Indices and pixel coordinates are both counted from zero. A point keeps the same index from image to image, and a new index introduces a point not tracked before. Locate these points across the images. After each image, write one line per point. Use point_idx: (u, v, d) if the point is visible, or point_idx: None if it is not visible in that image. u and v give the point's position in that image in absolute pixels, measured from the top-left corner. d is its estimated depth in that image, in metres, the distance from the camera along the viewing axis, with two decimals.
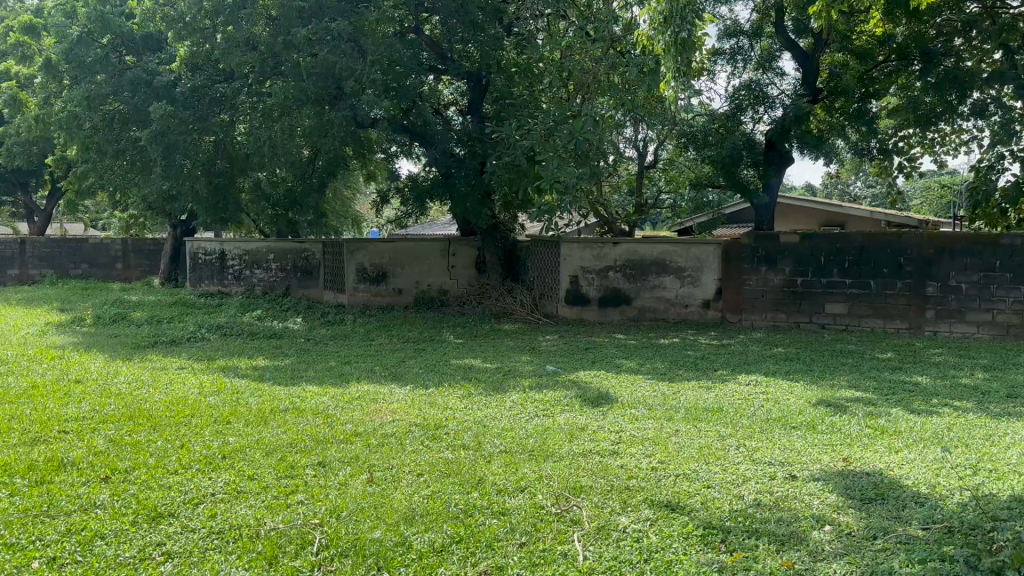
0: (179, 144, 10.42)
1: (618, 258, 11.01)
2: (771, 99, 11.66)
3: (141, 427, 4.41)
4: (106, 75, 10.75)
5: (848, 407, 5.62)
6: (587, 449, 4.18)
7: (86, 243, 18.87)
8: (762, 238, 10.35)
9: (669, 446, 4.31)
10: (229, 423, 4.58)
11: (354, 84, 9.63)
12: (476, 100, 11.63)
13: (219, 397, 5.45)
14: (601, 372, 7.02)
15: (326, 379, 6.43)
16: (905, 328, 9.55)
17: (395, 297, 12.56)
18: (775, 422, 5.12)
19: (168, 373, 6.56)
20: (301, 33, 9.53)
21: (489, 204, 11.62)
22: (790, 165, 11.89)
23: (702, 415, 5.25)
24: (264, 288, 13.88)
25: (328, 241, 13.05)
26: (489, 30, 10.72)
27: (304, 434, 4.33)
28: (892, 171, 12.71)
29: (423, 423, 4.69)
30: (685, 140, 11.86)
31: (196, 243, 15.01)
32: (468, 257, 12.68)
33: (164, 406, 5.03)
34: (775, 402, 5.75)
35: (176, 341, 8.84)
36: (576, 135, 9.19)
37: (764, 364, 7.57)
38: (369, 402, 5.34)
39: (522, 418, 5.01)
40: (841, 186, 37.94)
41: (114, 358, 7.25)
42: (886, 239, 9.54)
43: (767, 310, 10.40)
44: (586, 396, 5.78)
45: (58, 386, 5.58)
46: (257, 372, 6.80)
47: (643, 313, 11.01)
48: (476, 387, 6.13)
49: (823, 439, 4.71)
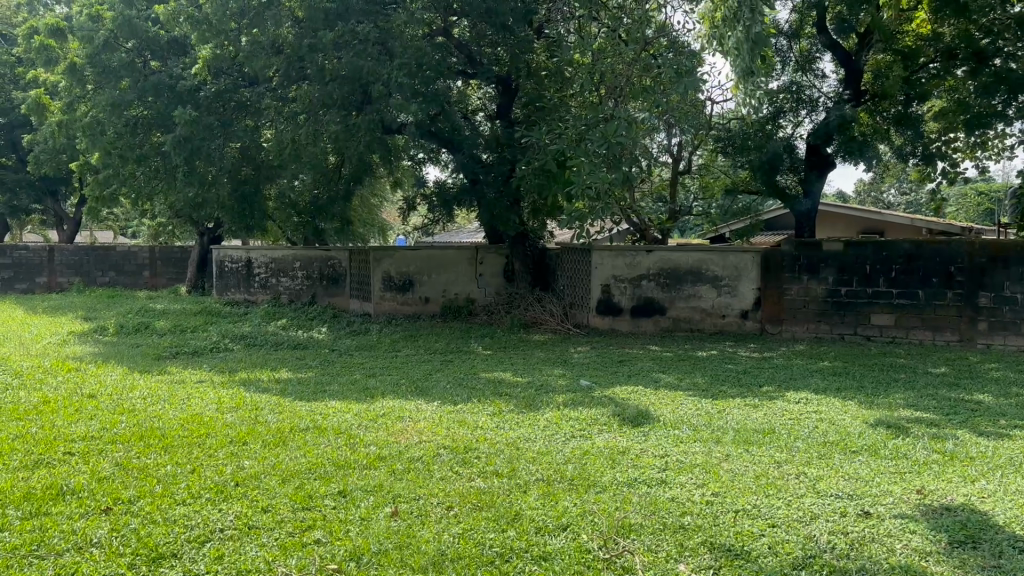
0: (202, 150, 10.19)
1: (652, 266, 10.62)
2: (813, 101, 11.30)
3: (152, 448, 4.14)
4: (130, 80, 10.57)
5: (910, 429, 5.19)
6: (631, 477, 3.79)
7: (114, 251, 18.86)
8: (804, 246, 9.91)
9: (721, 475, 3.93)
10: (245, 445, 4.28)
11: (381, 88, 9.34)
12: (505, 105, 11.29)
13: (238, 413, 5.16)
14: (639, 388, 6.62)
15: (349, 395, 6.10)
16: (957, 341, 9.03)
17: (421, 305, 12.24)
18: (832, 447, 4.71)
19: (187, 386, 6.30)
20: (327, 36, 9.28)
21: (518, 210, 11.27)
22: (833, 170, 11.39)
23: (753, 437, 4.86)
24: (290, 296, 13.66)
25: (354, 250, 12.80)
26: (520, 33, 10.41)
27: (324, 458, 4.00)
28: (934, 176, 12.16)
29: (452, 445, 4.33)
30: (720, 145, 11.43)
31: (222, 251, 14.86)
32: (496, 265, 12.37)
33: (178, 424, 4.74)
34: (830, 423, 5.33)
35: (198, 352, 8.62)
36: (609, 138, 8.78)
37: (812, 380, 7.14)
38: (394, 421, 4.99)
39: (558, 440, 4.64)
40: (874, 193, 37.16)
41: (131, 371, 7.02)
42: (936, 247, 9.04)
43: (809, 321, 9.95)
44: (625, 415, 5.41)
45: (70, 401, 5.33)
46: (279, 386, 6.51)
47: (678, 323, 10.57)
48: (507, 404, 5.78)
49: (888, 466, 4.30)
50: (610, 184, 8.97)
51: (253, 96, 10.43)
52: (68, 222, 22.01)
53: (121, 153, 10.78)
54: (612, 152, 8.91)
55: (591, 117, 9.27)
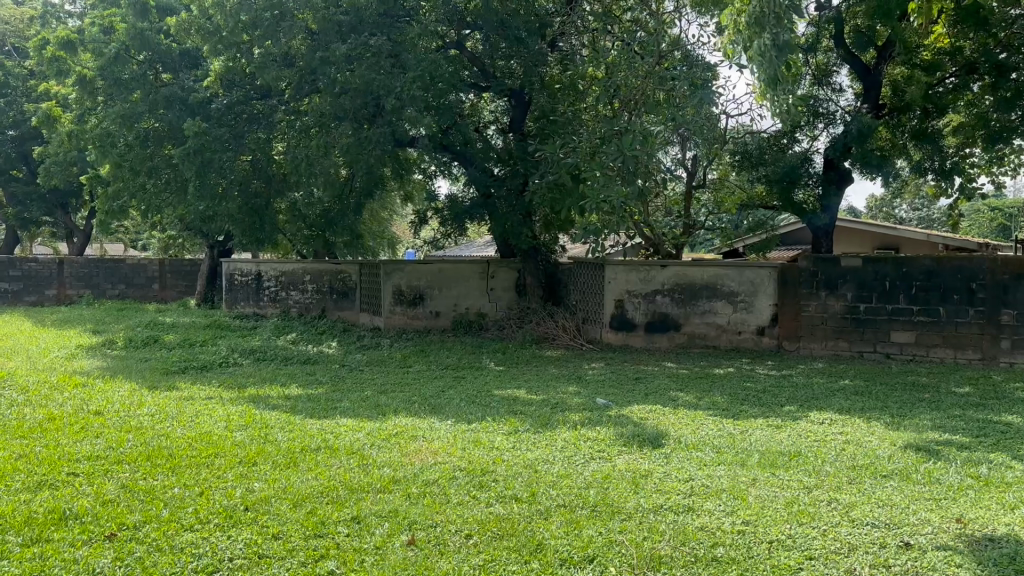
0: (213, 163, 10.13)
1: (666, 281, 10.48)
2: (831, 115, 11.15)
3: (159, 469, 4.01)
4: (141, 92, 10.53)
5: (941, 452, 5.00)
6: (657, 504, 3.63)
7: (124, 264, 18.81)
8: (822, 261, 9.73)
9: (751, 501, 3.77)
10: (254, 466, 4.14)
11: (393, 100, 9.25)
12: (518, 118, 11.15)
13: (247, 432, 5.02)
14: (657, 407, 6.44)
15: (361, 412, 5.95)
16: (979, 360, 8.81)
17: (432, 320, 12.11)
18: (862, 471, 4.53)
19: (196, 403, 6.16)
20: (339, 48, 9.21)
21: (530, 224, 11.14)
22: (851, 185, 11.24)
23: (779, 460, 4.69)
24: (300, 309, 13.55)
25: (365, 263, 12.71)
26: (533, 46, 10.30)
27: (336, 480, 3.85)
28: (950, 192, 11.98)
29: (469, 467, 4.18)
30: (738, 159, 11.28)
31: (233, 264, 14.78)
32: (508, 279, 12.20)
33: (187, 443, 4.61)
34: (858, 446, 5.15)
35: (207, 367, 8.51)
36: (624, 152, 8.67)
37: (835, 399, 6.95)
38: (408, 441, 4.84)
39: (578, 462, 4.47)
40: (886, 209, 36.95)
41: (140, 386, 6.89)
42: (957, 263, 8.84)
43: (827, 338, 9.75)
44: (644, 435, 5.23)
45: (76, 419, 5.21)
46: (290, 403, 6.37)
47: (693, 339, 10.40)
48: (523, 423, 5.62)
49: (923, 492, 4.12)
50: (625, 199, 8.81)
51: (264, 108, 10.37)
52: (78, 234, 22.00)
53: (131, 165, 10.72)
54: (627, 166, 8.75)
55: (605, 130, 9.16)
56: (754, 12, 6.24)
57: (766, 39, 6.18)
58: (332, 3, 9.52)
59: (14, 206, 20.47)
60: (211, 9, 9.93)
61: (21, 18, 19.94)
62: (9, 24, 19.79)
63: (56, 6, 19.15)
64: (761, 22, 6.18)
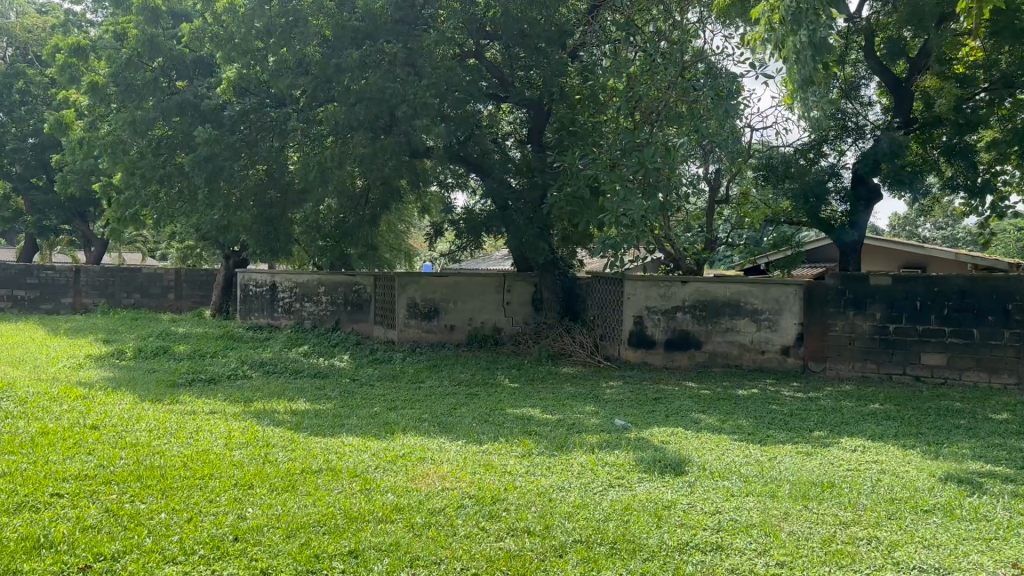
0: (226, 171, 9.99)
1: (687, 298, 10.18)
2: (860, 129, 10.83)
3: (149, 491, 3.80)
4: (154, 99, 10.39)
5: (985, 485, 4.65)
6: (681, 541, 3.40)
7: (139, 273, 18.68)
8: (850, 279, 9.37)
9: (783, 539, 3.52)
10: (250, 488, 3.90)
11: (407, 109, 9.03)
12: (537, 129, 10.84)
13: (247, 450, 4.76)
14: (678, 430, 6.13)
15: (368, 430, 5.68)
16: (1014, 384, 8.39)
17: (447, 333, 11.89)
18: (901, 504, 4.20)
19: (197, 418, 5.93)
20: (354, 55, 9.01)
21: (548, 238, 10.86)
22: (879, 201, 10.93)
23: (811, 490, 4.38)
24: (313, 321, 13.35)
25: (379, 276, 12.50)
26: (554, 56, 10.02)
27: (334, 507, 3.59)
28: (980, 211, 11.62)
29: (479, 495, 3.89)
30: (763, 174, 10.94)
31: (247, 274, 14.64)
32: (525, 294, 11.92)
33: (181, 463, 4.37)
34: (894, 477, 4.81)
35: (215, 380, 8.30)
36: (646, 163, 8.51)
37: (866, 425, 6.60)
38: (415, 463, 4.56)
39: (597, 490, 4.20)
40: (908, 228, 36.36)
41: (141, 400, 6.67)
42: (992, 283, 8.44)
43: (855, 359, 9.36)
44: (665, 461, 4.93)
45: (69, 434, 4.99)
46: (295, 419, 6.12)
47: (715, 358, 10.07)
48: (537, 445, 5.34)
49: (970, 530, 3.79)
50: (647, 212, 8.50)
51: (279, 116, 10.21)
52: (94, 242, 21.99)
53: (144, 173, 10.59)
54: (648, 178, 8.57)
55: (626, 142, 8.89)
56: (789, 9, 6.15)
57: (803, 37, 6.15)
58: (348, 10, 9.34)
59: (31, 213, 20.51)
60: (225, 16, 9.79)
61: (43, 26, 20.05)
62: (32, 33, 19.96)
63: (77, 15, 19.22)
64: (797, 20, 6.15)
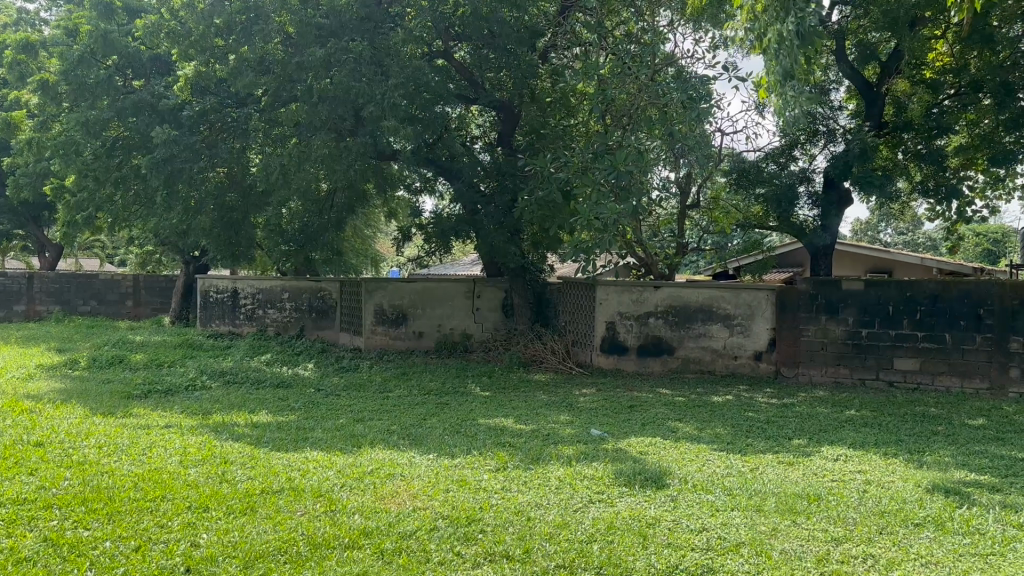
0: (183, 173, 9.62)
1: (660, 303, 10.03)
2: (831, 132, 10.74)
3: (94, 516, 3.54)
4: (109, 98, 10.00)
5: (973, 496, 4.42)
6: (669, 564, 3.23)
7: (96, 280, 18.06)
8: (822, 284, 9.26)
9: (776, 559, 3.34)
10: (206, 511, 3.64)
11: (373, 109, 8.75)
12: (508, 131, 10.64)
13: (203, 468, 4.47)
14: (656, 440, 5.94)
15: (334, 444, 5.40)
16: (986, 389, 8.33)
17: (415, 340, 11.62)
18: (891, 518, 3.99)
19: (150, 433, 5.60)
20: (317, 53, 8.71)
21: (518, 242, 10.63)
22: (850, 206, 10.94)
23: (798, 504, 4.20)
24: (277, 328, 12.98)
25: (345, 282, 12.19)
26: (525, 57, 9.72)
27: (297, 532, 3.36)
28: (948, 216, 11.64)
29: (452, 515, 3.66)
30: (733, 178, 10.81)
31: (208, 280, 14.22)
32: (494, 299, 11.68)
33: (131, 483, 4.07)
34: (880, 488, 4.62)
35: (172, 391, 7.92)
36: (618, 167, 8.34)
37: (845, 433, 6.44)
38: (384, 480, 4.30)
39: (576, 507, 3.97)
40: (871, 233, 36.79)
41: (92, 414, 6.32)
42: (964, 287, 8.37)
43: (827, 364, 9.23)
44: (644, 474, 4.71)
45: (10, 452, 4.65)
46: (255, 432, 5.81)
47: (687, 364, 9.93)
48: (512, 458, 5.10)
49: (965, 546, 3.58)
50: (619, 216, 8.33)
51: (238, 117, 9.86)
52: (49, 248, 21.34)
53: (98, 175, 10.18)
54: (620, 182, 8.41)
55: (598, 145, 8.72)
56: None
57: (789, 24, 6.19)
58: (311, 6, 9.02)
59: None
60: (183, 12, 9.44)
61: None
62: None
63: (30, 13, 18.64)
64: (783, 7, 6.22)
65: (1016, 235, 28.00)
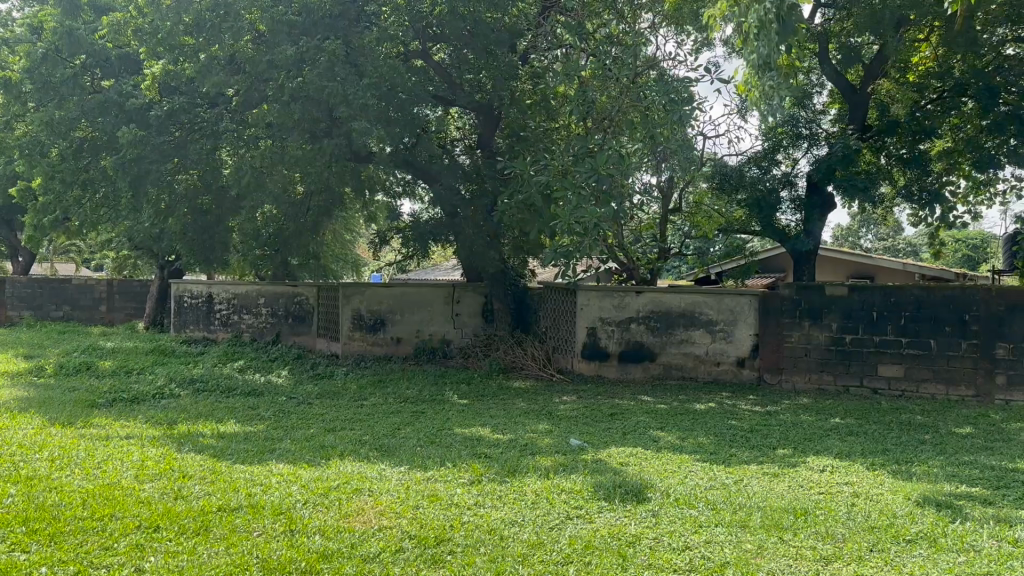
0: (151, 174, 9.31)
1: (641, 308, 9.86)
2: (813, 135, 10.35)
3: (34, 539, 3.28)
4: (74, 97, 9.69)
5: (966, 510, 4.25)
6: None
7: (69, 284, 17.70)
8: (806, 289, 9.11)
9: None
10: (156, 532, 3.40)
11: (346, 109, 8.49)
12: (488, 134, 10.46)
13: (160, 484, 4.22)
14: (637, 450, 5.74)
15: (302, 456, 5.17)
16: (973, 397, 8.20)
17: (393, 346, 11.37)
18: (881, 534, 3.82)
19: (108, 445, 5.33)
20: (288, 51, 8.45)
21: (498, 246, 10.42)
22: (834, 210, 10.88)
23: (785, 519, 4.01)
24: (252, 334, 12.70)
25: (322, 286, 11.94)
26: (505, 58, 9.51)
27: (251, 555, 3.14)
28: (930, 222, 11.59)
29: (420, 534, 3.44)
30: (716, 182, 10.62)
31: (182, 285, 13.91)
32: (474, 305, 11.47)
33: (80, 500, 3.82)
34: (870, 501, 4.45)
35: (137, 399, 7.63)
36: (599, 169, 8.05)
37: (831, 442, 6.28)
38: (351, 496, 4.08)
39: (554, 524, 3.77)
40: (852, 240, 37.04)
41: (50, 425, 6.03)
42: (949, 293, 8.26)
43: (811, 371, 9.08)
44: (625, 487, 4.51)
45: None
46: (221, 444, 5.55)
47: (669, 370, 9.78)
48: (488, 470, 4.88)
49: (959, 564, 3.41)
50: (599, 220, 8.12)
51: (208, 117, 9.57)
52: (22, 252, 20.98)
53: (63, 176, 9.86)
54: (600, 185, 8.13)
55: (579, 148, 8.53)
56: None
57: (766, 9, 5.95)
58: (282, 4, 8.76)
59: None
60: (150, 8, 9.16)
61: None
62: None
63: None
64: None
65: (995, 241, 28.27)
